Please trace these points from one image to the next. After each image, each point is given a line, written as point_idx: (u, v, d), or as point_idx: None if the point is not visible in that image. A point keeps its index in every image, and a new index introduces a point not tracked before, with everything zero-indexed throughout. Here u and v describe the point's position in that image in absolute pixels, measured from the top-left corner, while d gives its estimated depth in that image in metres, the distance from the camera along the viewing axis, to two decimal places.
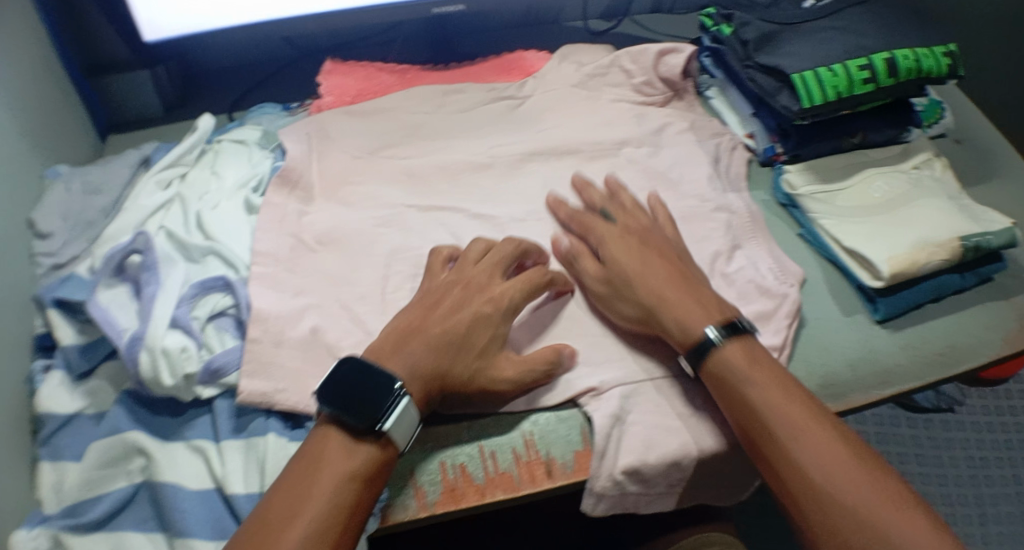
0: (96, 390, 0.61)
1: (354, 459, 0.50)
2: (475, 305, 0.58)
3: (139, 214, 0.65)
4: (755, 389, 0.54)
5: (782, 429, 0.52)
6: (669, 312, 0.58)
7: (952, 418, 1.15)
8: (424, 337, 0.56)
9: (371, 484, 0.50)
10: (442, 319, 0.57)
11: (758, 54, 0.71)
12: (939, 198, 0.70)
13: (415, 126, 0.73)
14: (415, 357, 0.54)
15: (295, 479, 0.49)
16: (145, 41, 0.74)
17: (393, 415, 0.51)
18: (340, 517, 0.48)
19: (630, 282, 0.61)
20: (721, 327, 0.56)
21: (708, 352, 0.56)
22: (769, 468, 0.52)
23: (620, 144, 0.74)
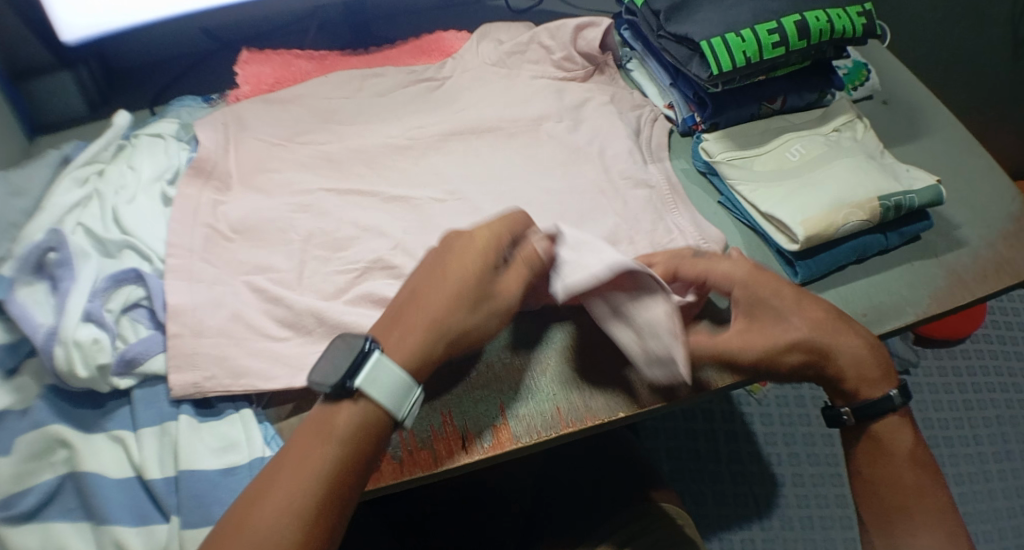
0: (23, 387, 0.60)
1: (337, 429, 0.50)
2: (461, 251, 0.56)
3: (56, 211, 0.64)
4: (905, 470, 0.59)
5: (913, 507, 0.58)
6: (846, 360, 0.59)
7: (909, 380, 1.18)
8: (419, 304, 0.54)
9: (358, 449, 0.50)
10: (434, 277, 0.55)
11: (669, 23, 0.72)
12: (856, 159, 0.70)
13: (331, 112, 0.74)
14: (410, 320, 0.53)
15: (284, 450, 0.50)
16: (65, 42, 0.73)
17: (364, 370, 0.51)
18: (329, 484, 0.48)
19: (795, 324, 0.59)
20: (901, 396, 0.59)
21: (882, 416, 0.60)
22: (885, 531, 0.59)
23: (539, 119, 0.74)
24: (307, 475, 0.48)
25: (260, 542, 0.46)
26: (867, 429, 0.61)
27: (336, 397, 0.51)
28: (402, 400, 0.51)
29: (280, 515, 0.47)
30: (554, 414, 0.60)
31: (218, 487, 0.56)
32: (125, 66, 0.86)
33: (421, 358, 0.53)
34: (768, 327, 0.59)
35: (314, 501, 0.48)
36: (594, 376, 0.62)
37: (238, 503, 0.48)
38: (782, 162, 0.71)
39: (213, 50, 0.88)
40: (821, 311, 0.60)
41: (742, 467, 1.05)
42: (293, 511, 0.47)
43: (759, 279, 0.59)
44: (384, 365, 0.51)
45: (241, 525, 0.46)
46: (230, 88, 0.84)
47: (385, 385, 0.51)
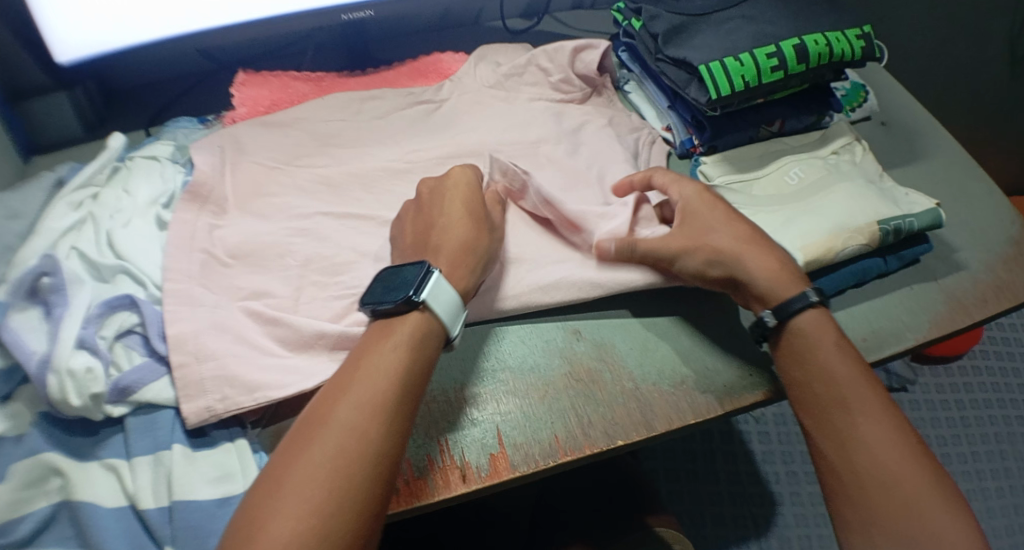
0: (17, 414, 0.59)
1: (399, 333, 0.55)
2: (455, 199, 0.64)
3: (50, 236, 0.64)
4: (839, 365, 0.59)
5: (853, 401, 0.57)
6: (753, 259, 0.62)
7: (908, 398, 1.18)
8: (445, 237, 0.61)
9: (419, 349, 0.55)
10: (442, 221, 0.62)
11: (668, 46, 0.71)
12: (856, 183, 0.70)
13: (328, 135, 0.74)
14: (442, 251, 0.60)
15: (346, 369, 0.53)
16: (60, 64, 0.74)
17: (427, 287, 0.56)
18: (398, 393, 0.52)
19: (709, 235, 0.64)
20: (817, 291, 0.61)
21: (799, 312, 0.61)
22: (826, 426, 0.57)
23: (536, 142, 0.73)
24: (382, 374, 0.52)
25: (336, 417, 0.50)
26: (789, 327, 0.61)
27: (400, 313, 0.56)
28: (454, 314, 0.57)
29: (359, 403, 0.51)
30: (554, 441, 0.60)
31: (212, 517, 0.55)
32: (118, 86, 0.86)
33: (456, 256, 0.60)
34: (682, 234, 0.65)
35: (386, 405, 0.51)
36: (592, 401, 0.62)
37: (313, 403, 0.52)
38: (781, 185, 0.71)
39: (211, 71, 0.88)
40: (740, 231, 0.64)
41: (740, 486, 1.05)
42: (370, 415, 0.50)
43: (695, 194, 0.67)
44: (440, 282, 0.56)
45: (320, 418, 0.50)
46: (227, 110, 0.83)
47: (447, 300, 0.56)
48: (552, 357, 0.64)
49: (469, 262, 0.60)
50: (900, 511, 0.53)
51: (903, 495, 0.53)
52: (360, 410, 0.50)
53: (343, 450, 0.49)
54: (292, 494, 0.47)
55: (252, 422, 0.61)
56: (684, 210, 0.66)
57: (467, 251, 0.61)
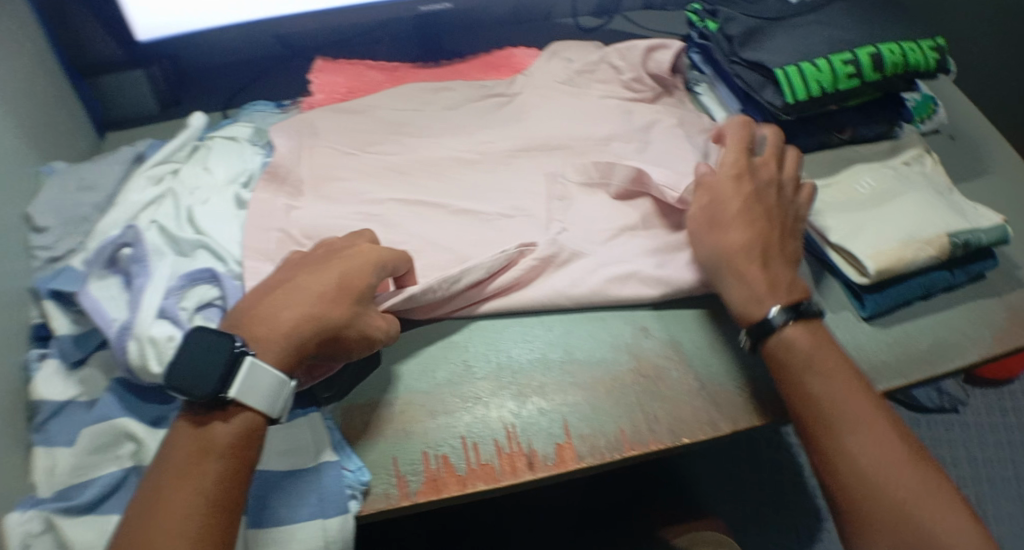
0: (87, 379, 0.63)
1: (213, 440, 0.51)
2: (343, 263, 0.58)
3: (130, 210, 0.67)
4: (814, 379, 0.58)
5: (834, 415, 0.56)
6: (736, 275, 0.61)
7: (957, 419, 1.17)
8: (289, 301, 0.55)
9: (237, 458, 0.52)
10: (309, 281, 0.56)
11: (743, 49, 0.71)
12: (925, 194, 0.70)
13: (402, 123, 0.75)
14: (281, 315, 0.55)
15: (153, 489, 0.50)
16: (139, 41, 0.76)
17: (237, 379, 0.52)
18: (220, 495, 0.50)
19: (715, 232, 0.63)
20: (784, 310, 0.59)
21: (771, 331, 0.59)
22: (813, 442, 0.57)
23: (606, 140, 0.73)
24: (200, 490, 0.50)
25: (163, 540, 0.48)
26: (763, 349, 0.60)
27: (211, 409, 0.52)
28: (278, 398, 0.53)
29: (179, 528, 0.48)
30: (620, 434, 0.60)
31: (281, 487, 0.57)
32: (194, 68, 0.88)
33: (277, 338, 0.54)
34: (700, 219, 0.65)
35: (200, 525, 0.49)
36: (656, 397, 0.62)
37: (128, 524, 0.49)
38: (852, 193, 0.71)
39: (287, 57, 0.90)
40: (742, 243, 0.62)
41: (785, 497, 1.04)
42: (183, 544, 0.48)
43: (733, 176, 0.65)
44: (256, 368, 0.52)
45: (142, 541, 0.48)
46: (302, 96, 0.84)
47: (258, 391, 0.52)
48: (619, 352, 0.65)
49: (300, 333, 0.54)
50: (894, 521, 0.52)
51: (894, 504, 0.53)
52: (179, 536, 0.48)
53: None
54: None
55: (326, 397, 0.61)
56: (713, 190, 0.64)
57: (315, 333, 0.55)
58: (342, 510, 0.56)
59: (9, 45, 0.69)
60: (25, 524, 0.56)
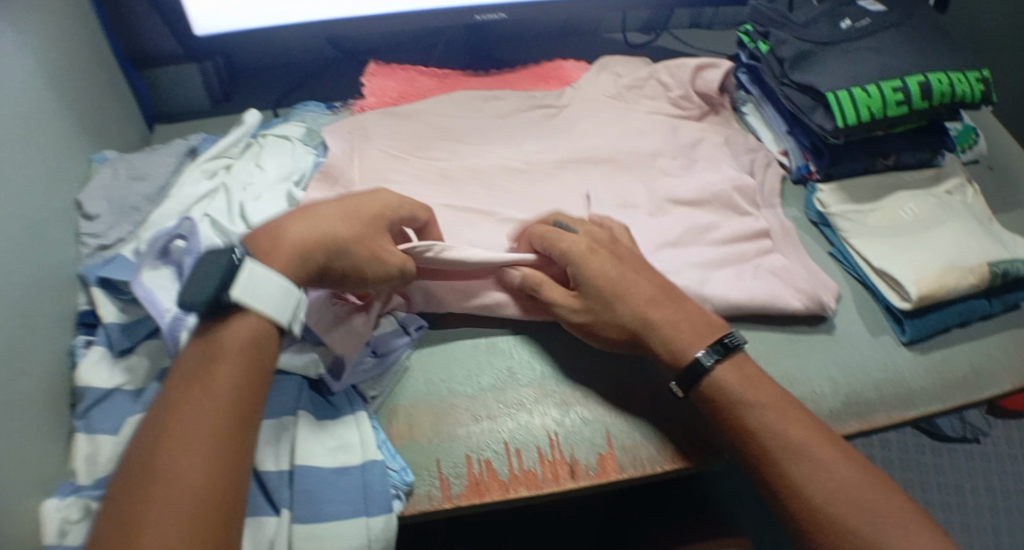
0: (132, 369, 0.63)
1: (227, 356, 0.52)
2: (364, 196, 0.59)
3: (185, 202, 0.69)
4: (756, 414, 0.56)
5: (776, 447, 0.55)
6: (665, 327, 0.60)
7: (979, 449, 1.17)
8: (304, 218, 0.57)
9: (254, 369, 0.52)
10: (327, 205, 0.58)
11: (793, 72, 0.73)
12: (967, 223, 0.71)
13: (454, 130, 0.76)
14: (293, 227, 0.56)
15: (162, 419, 0.49)
16: (196, 36, 0.77)
17: (240, 282, 0.53)
18: (240, 409, 0.51)
19: (615, 304, 0.61)
20: (713, 351, 0.58)
21: (702, 377, 0.58)
22: (767, 480, 0.55)
23: (653, 155, 0.74)
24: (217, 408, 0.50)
25: (187, 461, 0.47)
26: (696, 394, 0.59)
27: (217, 316, 0.53)
28: (284, 307, 0.54)
29: (206, 444, 0.48)
30: (662, 448, 0.61)
31: (329, 484, 0.57)
32: (247, 65, 0.90)
33: (286, 248, 0.55)
34: (591, 301, 0.61)
35: (223, 441, 0.49)
36: (700, 412, 0.62)
37: (143, 456, 0.48)
38: (895, 219, 0.72)
39: (338, 59, 0.91)
40: (648, 290, 0.61)
41: None
42: (212, 458, 0.48)
43: (605, 255, 0.62)
44: (257, 273, 0.53)
45: (160, 468, 0.47)
46: (354, 98, 0.85)
47: (262, 296, 0.53)
48: (662, 367, 0.65)
49: (307, 245, 0.55)
50: (858, 542, 0.51)
51: (859, 533, 0.51)
52: (206, 452, 0.48)
53: (185, 504, 0.46)
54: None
55: (372, 396, 0.62)
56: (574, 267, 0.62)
57: (319, 246, 0.56)
58: (387, 509, 0.56)
59: (61, 32, 0.69)
60: (65, 509, 0.57)
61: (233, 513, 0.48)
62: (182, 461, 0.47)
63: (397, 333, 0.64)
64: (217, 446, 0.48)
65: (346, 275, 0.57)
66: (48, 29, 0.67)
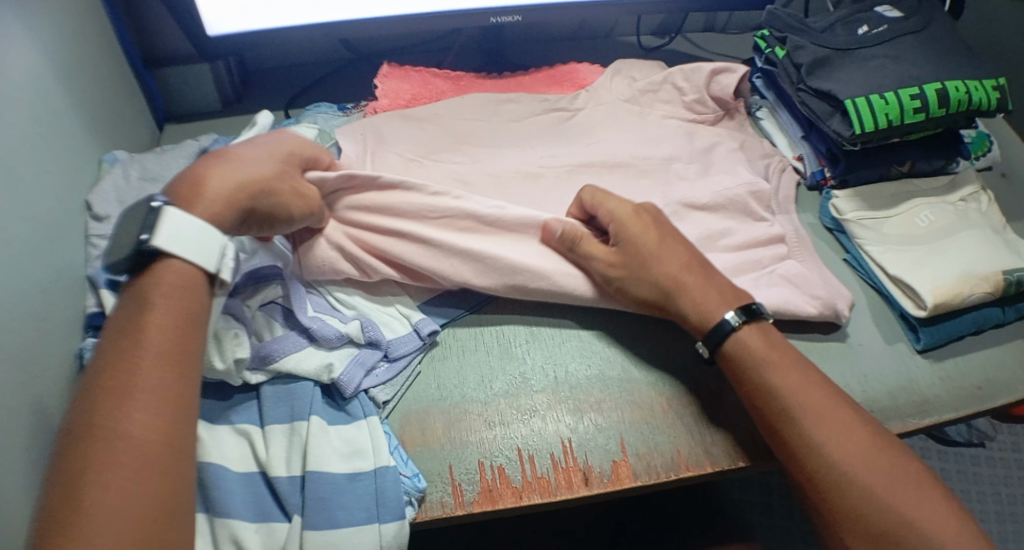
0: None
1: (161, 309, 0.50)
2: (274, 143, 0.61)
3: None
4: (773, 374, 0.57)
5: (797, 409, 0.55)
6: (693, 287, 0.61)
7: (985, 454, 1.17)
8: (220, 165, 0.57)
9: (189, 319, 0.51)
10: (239, 153, 0.59)
11: (811, 78, 0.73)
12: (984, 232, 0.70)
13: (467, 133, 0.76)
14: (215, 173, 0.56)
15: (98, 377, 0.47)
16: (209, 37, 0.77)
17: (160, 230, 0.51)
18: (179, 361, 0.50)
19: (650, 265, 0.62)
20: (739, 313, 0.59)
21: (728, 336, 0.59)
22: (778, 437, 0.56)
23: (667, 159, 0.74)
24: (158, 360, 0.49)
25: (127, 414, 0.46)
26: (721, 355, 0.60)
27: (144, 268, 0.52)
28: (209, 252, 0.53)
29: (143, 395, 0.47)
30: (676, 456, 0.60)
31: (340, 491, 0.56)
32: (259, 66, 0.90)
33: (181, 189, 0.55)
34: (619, 263, 0.63)
35: (165, 393, 0.48)
36: (712, 420, 0.62)
37: (80, 416, 0.46)
38: (911, 227, 0.72)
39: (352, 60, 0.90)
40: (682, 256, 0.62)
41: None
42: (153, 408, 0.47)
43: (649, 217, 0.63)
44: (178, 218, 0.52)
45: (100, 424, 0.45)
46: (366, 99, 0.85)
47: (185, 239, 0.52)
48: (676, 373, 0.65)
49: (241, 187, 0.56)
50: (866, 498, 0.52)
51: (868, 490, 0.53)
52: (143, 402, 0.47)
53: (134, 455, 0.45)
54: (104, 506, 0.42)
55: (385, 402, 0.61)
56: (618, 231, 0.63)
57: (214, 181, 0.55)
58: (399, 516, 0.56)
59: (71, 30, 0.69)
60: None
61: (184, 466, 0.47)
62: (126, 415, 0.46)
63: (409, 337, 0.64)
64: (162, 397, 0.47)
65: (252, 209, 0.57)
66: (60, 27, 0.67)
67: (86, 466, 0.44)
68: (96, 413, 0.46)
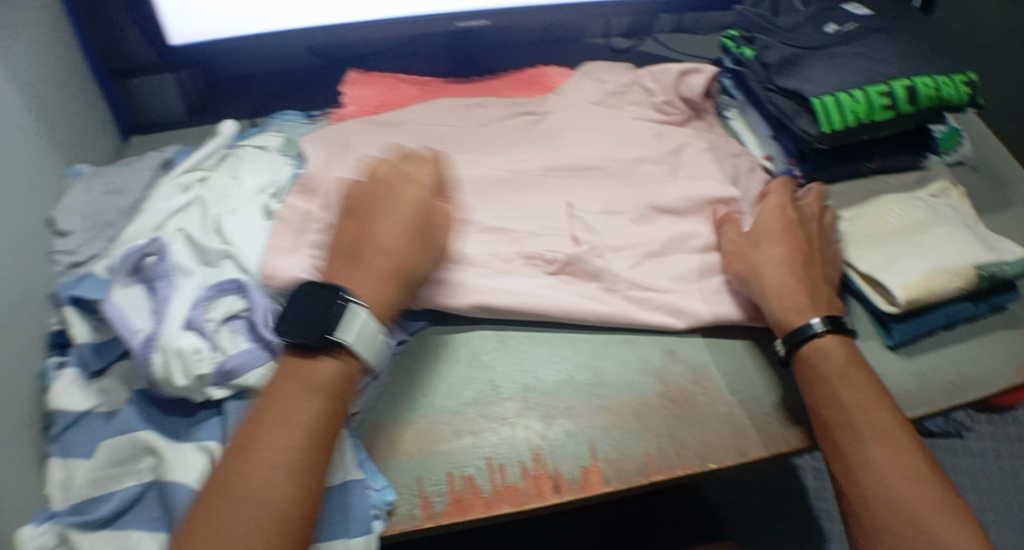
0: (106, 390, 0.62)
1: (312, 376, 0.56)
2: (394, 197, 0.65)
3: (157, 217, 0.67)
4: (844, 390, 0.58)
5: (860, 426, 0.56)
6: (769, 284, 0.64)
7: (963, 444, 1.17)
8: (357, 247, 0.63)
9: (335, 393, 0.56)
10: (390, 226, 0.63)
11: (779, 77, 0.72)
12: (954, 227, 0.70)
13: (434, 138, 0.75)
14: (373, 266, 0.62)
15: (247, 427, 0.54)
16: (173, 46, 0.76)
17: (351, 326, 0.57)
18: (313, 429, 0.54)
19: (759, 248, 0.66)
20: (827, 320, 0.61)
21: (805, 340, 0.61)
22: (834, 449, 0.57)
23: (637, 161, 0.74)
24: (291, 425, 0.53)
25: (259, 471, 0.51)
26: (796, 356, 0.61)
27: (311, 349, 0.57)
28: (377, 351, 0.59)
29: (269, 457, 0.52)
30: (647, 459, 0.59)
31: None
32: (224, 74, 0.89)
33: (337, 254, 0.63)
34: (737, 242, 0.68)
35: (292, 458, 0.52)
36: (685, 424, 0.62)
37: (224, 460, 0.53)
38: (881, 224, 0.72)
39: (317, 67, 0.90)
40: (781, 254, 0.65)
41: (795, 524, 1.03)
42: (276, 472, 0.51)
43: (778, 212, 0.68)
44: (367, 318, 0.58)
45: (234, 474, 0.51)
46: (331, 106, 0.84)
47: (367, 340, 0.58)
48: (647, 377, 0.64)
49: (394, 276, 0.62)
50: (909, 526, 0.52)
51: (911, 516, 0.52)
52: (269, 464, 0.52)
53: (254, 509, 0.50)
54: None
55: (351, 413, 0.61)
56: (757, 223, 0.68)
57: (364, 257, 0.62)
58: (366, 530, 0.55)
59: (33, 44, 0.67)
60: (40, 536, 0.55)
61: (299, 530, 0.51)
62: (254, 471, 0.51)
63: None
64: (293, 470, 0.52)
65: (405, 281, 0.63)
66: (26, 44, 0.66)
67: (218, 512, 0.50)
68: (234, 473, 0.51)
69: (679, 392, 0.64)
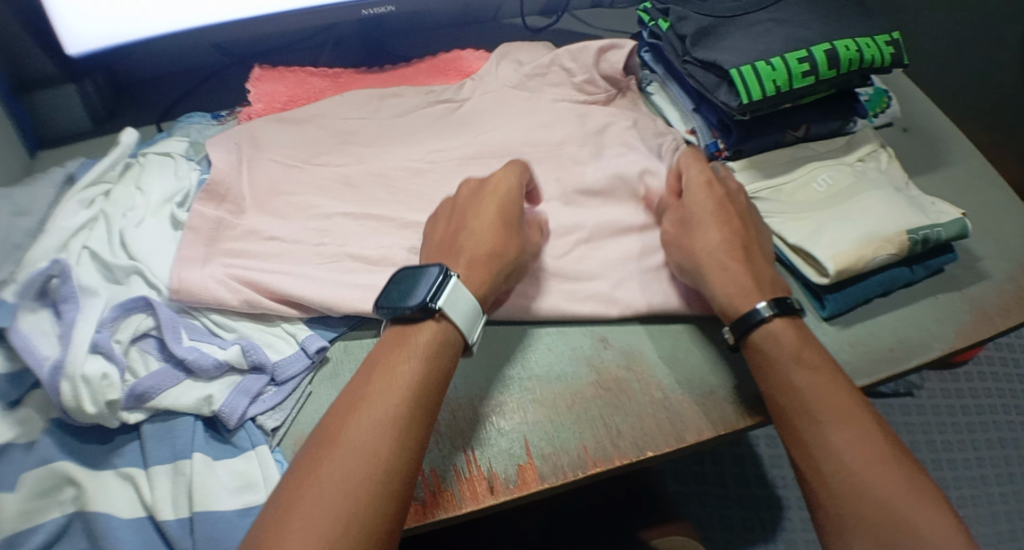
0: (26, 419, 0.56)
1: (419, 341, 0.54)
2: (489, 194, 0.62)
3: (61, 235, 0.62)
4: (800, 374, 0.57)
5: (818, 409, 0.55)
6: (710, 270, 0.62)
7: (915, 403, 1.19)
8: (451, 241, 0.60)
9: (440, 355, 0.53)
10: (469, 220, 0.61)
11: (696, 48, 0.71)
12: (885, 191, 0.69)
13: (347, 133, 0.72)
14: (472, 256, 0.58)
15: (357, 385, 0.52)
16: (70, 55, 0.71)
17: (444, 295, 0.54)
18: (420, 390, 0.52)
19: (696, 232, 0.64)
20: (771, 303, 0.59)
21: (755, 325, 0.59)
22: (794, 434, 0.56)
23: (558, 144, 0.72)
24: (396, 386, 0.51)
25: (360, 427, 0.49)
26: (746, 343, 0.60)
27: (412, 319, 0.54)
28: (474, 324, 0.56)
29: (379, 416, 0.50)
30: (582, 452, 0.58)
31: (235, 529, 0.53)
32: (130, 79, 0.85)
33: (433, 252, 0.60)
34: (674, 227, 0.66)
35: (400, 413, 0.50)
36: (619, 411, 0.60)
37: (331, 415, 0.51)
38: (810, 193, 0.71)
39: (223, 65, 0.86)
40: (721, 237, 0.63)
41: (747, 490, 1.05)
42: (385, 428, 0.49)
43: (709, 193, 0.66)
44: (458, 286, 0.55)
45: (337, 433, 0.49)
46: (241, 105, 0.81)
47: (463, 310, 0.55)
48: (579, 366, 0.63)
49: (494, 265, 0.59)
50: (874, 510, 0.51)
51: (877, 500, 0.52)
52: (375, 422, 0.49)
53: (355, 468, 0.47)
54: (311, 512, 0.46)
55: (274, 428, 0.58)
56: (687, 204, 0.66)
57: (456, 249, 0.59)
58: None
59: None
60: None
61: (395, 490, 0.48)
62: (359, 428, 0.49)
63: (295, 356, 0.60)
64: (392, 428, 0.49)
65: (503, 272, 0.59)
66: None
67: (318, 469, 0.48)
68: (338, 430, 0.49)
69: (611, 381, 0.62)
